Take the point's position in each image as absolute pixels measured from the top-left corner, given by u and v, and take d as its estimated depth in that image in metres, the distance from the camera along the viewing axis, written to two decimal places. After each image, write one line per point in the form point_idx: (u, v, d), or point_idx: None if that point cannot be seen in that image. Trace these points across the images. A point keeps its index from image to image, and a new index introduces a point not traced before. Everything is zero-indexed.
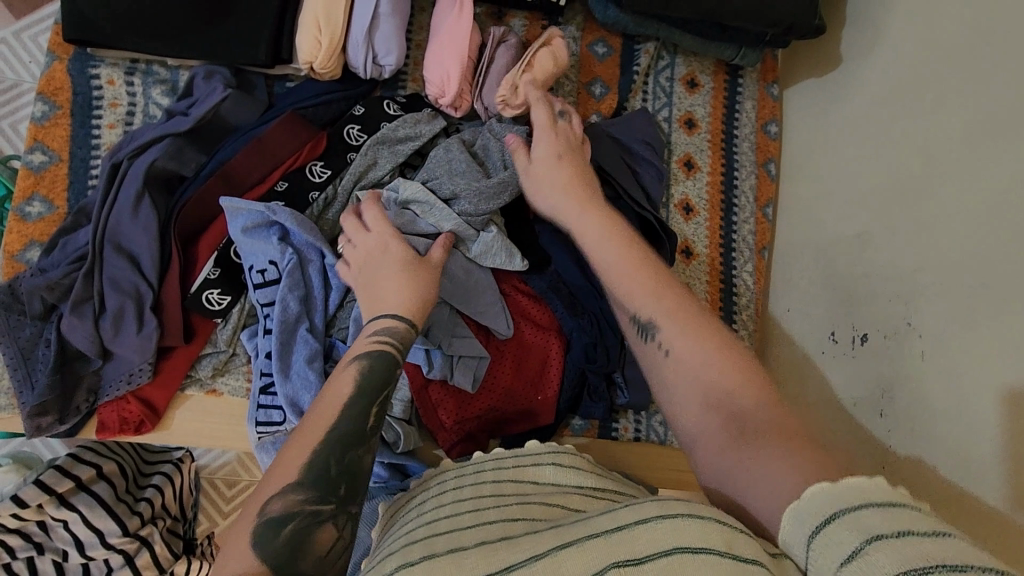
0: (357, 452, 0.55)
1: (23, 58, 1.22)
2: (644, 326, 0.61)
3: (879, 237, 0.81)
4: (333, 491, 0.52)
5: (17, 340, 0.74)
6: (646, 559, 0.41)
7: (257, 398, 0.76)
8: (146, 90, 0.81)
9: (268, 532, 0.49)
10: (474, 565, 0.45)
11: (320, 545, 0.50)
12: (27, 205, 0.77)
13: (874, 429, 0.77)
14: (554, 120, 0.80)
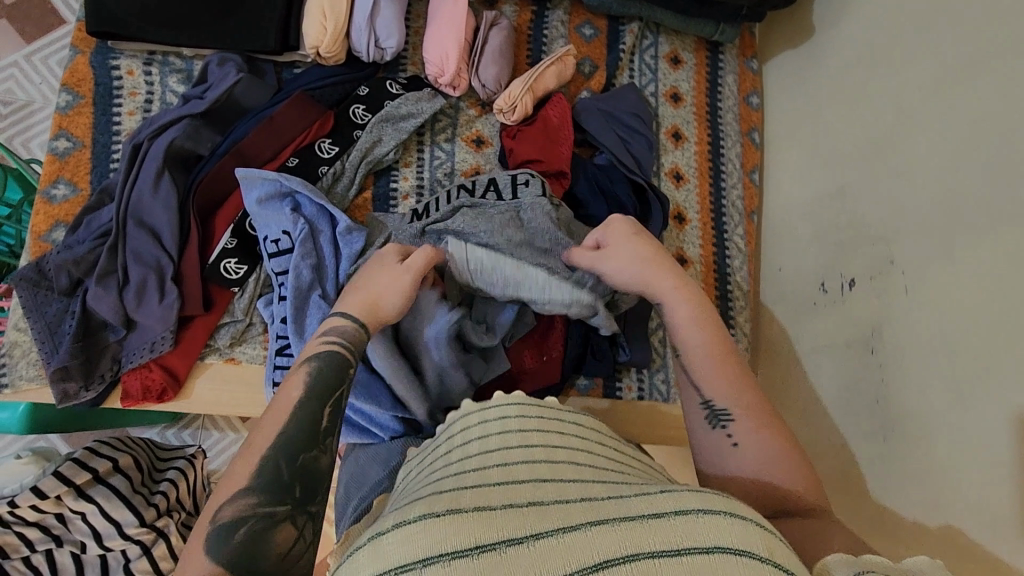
0: (312, 452, 0.53)
1: (34, 82, 1.33)
2: (718, 413, 0.60)
3: (860, 185, 0.85)
4: (296, 488, 0.50)
5: (44, 315, 0.78)
6: (686, 552, 0.33)
7: (273, 360, 0.80)
8: (163, 79, 0.86)
9: (221, 536, 0.46)
10: (500, 526, 0.36)
11: (280, 546, 0.47)
12: (53, 188, 0.81)
13: (866, 366, 0.79)
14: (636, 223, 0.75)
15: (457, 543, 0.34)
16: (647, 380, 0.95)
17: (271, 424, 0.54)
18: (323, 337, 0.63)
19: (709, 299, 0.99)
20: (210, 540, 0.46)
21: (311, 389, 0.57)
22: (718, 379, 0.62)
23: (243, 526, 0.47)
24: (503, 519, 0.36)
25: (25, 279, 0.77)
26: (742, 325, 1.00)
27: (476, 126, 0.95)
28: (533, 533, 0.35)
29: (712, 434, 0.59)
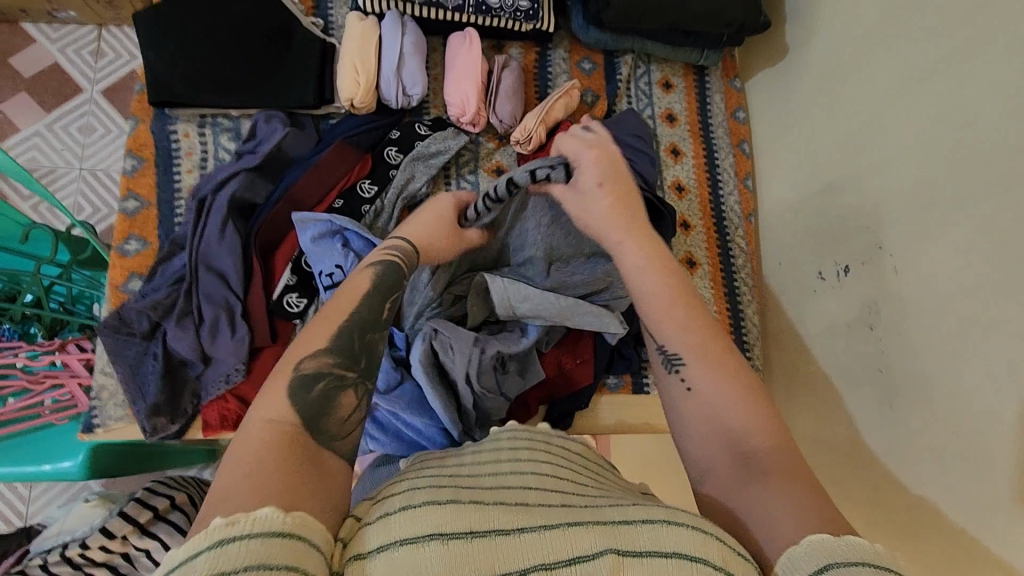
0: (375, 333, 0.63)
1: (56, 145, 1.56)
2: (671, 357, 0.65)
3: (845, 182, 0.96)
4: (362, 359, 0.60)
5: (126, 358, 0.85)
6: (646, 553, 0.43)
7: None
8: (215, 138, 0.95)
9: (304, 385, 0.54)
10: (497, 518, 0.45)
11: (344, 408, 0.56)
12: (126, 244, 0.90)
13: (867, 341, 0.89)
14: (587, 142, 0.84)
15: (455, 526, 0.43)
16: None
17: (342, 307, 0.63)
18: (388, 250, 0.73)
19: (719, 296, 1.09)
20: (294, 385, 0.54)
21: (376, 287, 0.67)
22: (669, 325, 0.67)
23: (319, 383, 0.55)
24: (495, 513, 0.46)
25: (108, 327, 0.85)
26: (751, 317, 1.09)
27: (495, 157, 1.06)
28: (518, 526, 0.44)
29: (668, 380, 0.64)
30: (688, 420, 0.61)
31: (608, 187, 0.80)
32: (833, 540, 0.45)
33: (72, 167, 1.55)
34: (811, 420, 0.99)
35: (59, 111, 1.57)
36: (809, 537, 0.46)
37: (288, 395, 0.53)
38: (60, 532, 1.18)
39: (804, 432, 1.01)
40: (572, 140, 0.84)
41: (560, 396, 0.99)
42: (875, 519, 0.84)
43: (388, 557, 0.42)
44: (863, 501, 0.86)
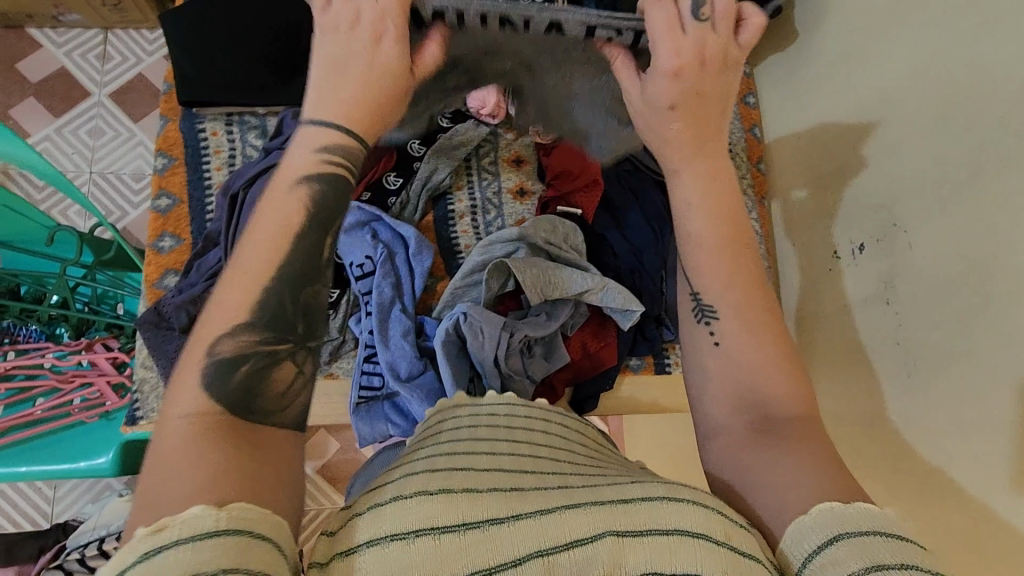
0: (313, 287, 0.54)
1: (66, 150, 1.58)
2: (704, 308, 0.61)
3: (859, 162, 0.98)
4: (298, 324, 0.53)
5: (166, 352, 0.88)
6: (647, 532, 0.42)
7: (360, 365, 0.93)
8: (243, 136, 0.98)
9: (223, 374, 0.48)
10: (491, 508, 0.44)
11: (280, 382, 0.51)
12: (160, 241, 0.93)
13: (884, 316, 0.92)
14: (677, 22, 0.59)
15: (448, 518, 0.42)
16: None
17: (266, 250, 0.52)
18: (321, 153, 0.56)
19: None
20: (207, 375, 0.48)
21: (312, 221, 0.54)
22: (713, 278, 0.62)
23: (243, 366, 0.49)
24: (489, 500, 0.45)
25: (147, 322, 0.88)
26: None
27: (514, 147, 1.08)
28: (513, 514, 0.44)
29: (696, 330, 0.62)
30: (712, 370, 0.60)
31: (683, 111, 0.61)
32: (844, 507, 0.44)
33: (84, 171, 1.56)
34: (830, 395, 1.02)
35: (68, 115, 1.59)
36: (817, 506, 0.45)
37: (201, 388, 0.47)
38: (97, 526, 1.21)
39: (824, 407, 1.04)
40: (663, 15, 0.59)
41: (587, 377, 1.01)
42: (894, 487, 0.87)
43: (379, 552, 0.41)
44: (881, 470, 0.89)
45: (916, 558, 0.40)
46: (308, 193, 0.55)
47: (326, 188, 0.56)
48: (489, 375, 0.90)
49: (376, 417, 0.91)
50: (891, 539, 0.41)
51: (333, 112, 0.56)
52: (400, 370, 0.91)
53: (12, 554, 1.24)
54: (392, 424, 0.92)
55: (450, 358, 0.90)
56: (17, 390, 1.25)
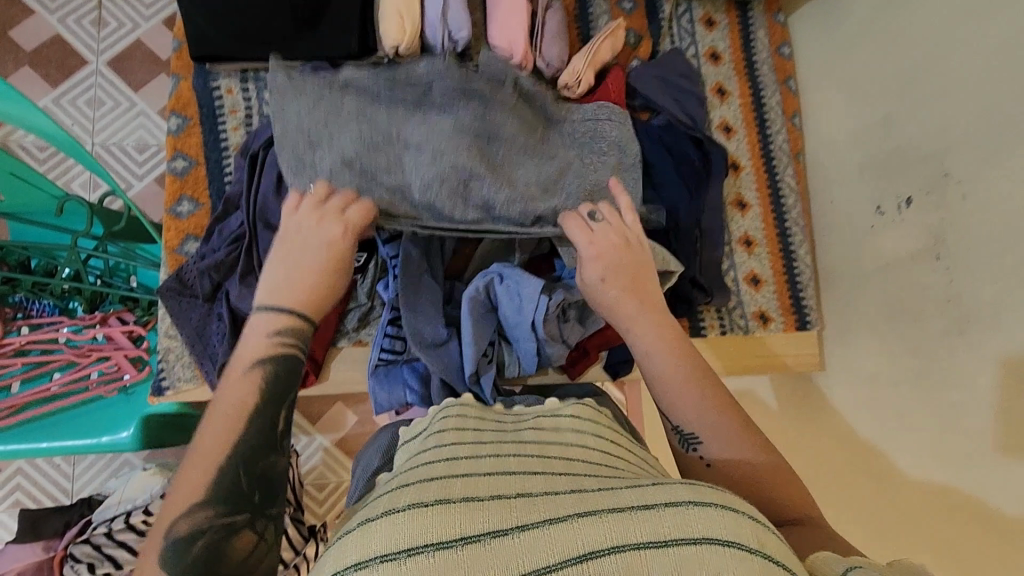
0: (269, 457, 0.61)
1: (65, 121, 1.52)
2: (687, 437, 0.70)
3: (905, 113, 0.93)
4: (254, 494, 0.59)
5: (190, 321, 0.85)
6: (670, 542, 0.40)
7: (384, 328, 0.89)
8: (259, 95, 0.94)
9: (180, 551, 0.55)
10: (494, 518, 0.43)
11: (239, 552, 0.56)
12: (178, 205, 0.89)
13: (932, 273, 0.88)
14: (589, 230, 0.82)
15: (445, 532, 0.41)
16: (727, 317, 1.06)
17: (226, 429, 0.61)
18: (274, 337, 0.69)
19: (771, 237, 1.09)
20: (169, 555, 0.55)
21: (263, 397, 0.64)
22: (688, 408, 0.70)
23: (201, 538, 0.55)
24: (491, 513, 0.44)
25: (170, 289, 0.85)
26: (803, 259, 1.09)
27: None
28: (520, 522, 0.42)
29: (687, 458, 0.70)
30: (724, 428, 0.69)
31: (612, 282, 0.79)
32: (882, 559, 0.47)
33: (86, 143, 1.51)
34: (871, 355, 1.00)
35: (65, 84, 1.53)
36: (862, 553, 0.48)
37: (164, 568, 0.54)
38: (123, 500, 1.21)
39: (863, 369, 1.02)
40: (580, 227, 0.83)
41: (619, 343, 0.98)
42: (944, 448, 0.85)
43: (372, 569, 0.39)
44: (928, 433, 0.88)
45: None
46: (262, 375, 0.65)
47: (274, 368, 0.67)
48: (524, 341, 0.88)
49: (393, 381, 0.90)
50: None
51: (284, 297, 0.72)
52: (424, 336, 0.86)
53: (38, 529, 1.23)
54: (409, 390, 0.90)
55: (475, 321, 0.87)
56: (34, 364, 1.23)
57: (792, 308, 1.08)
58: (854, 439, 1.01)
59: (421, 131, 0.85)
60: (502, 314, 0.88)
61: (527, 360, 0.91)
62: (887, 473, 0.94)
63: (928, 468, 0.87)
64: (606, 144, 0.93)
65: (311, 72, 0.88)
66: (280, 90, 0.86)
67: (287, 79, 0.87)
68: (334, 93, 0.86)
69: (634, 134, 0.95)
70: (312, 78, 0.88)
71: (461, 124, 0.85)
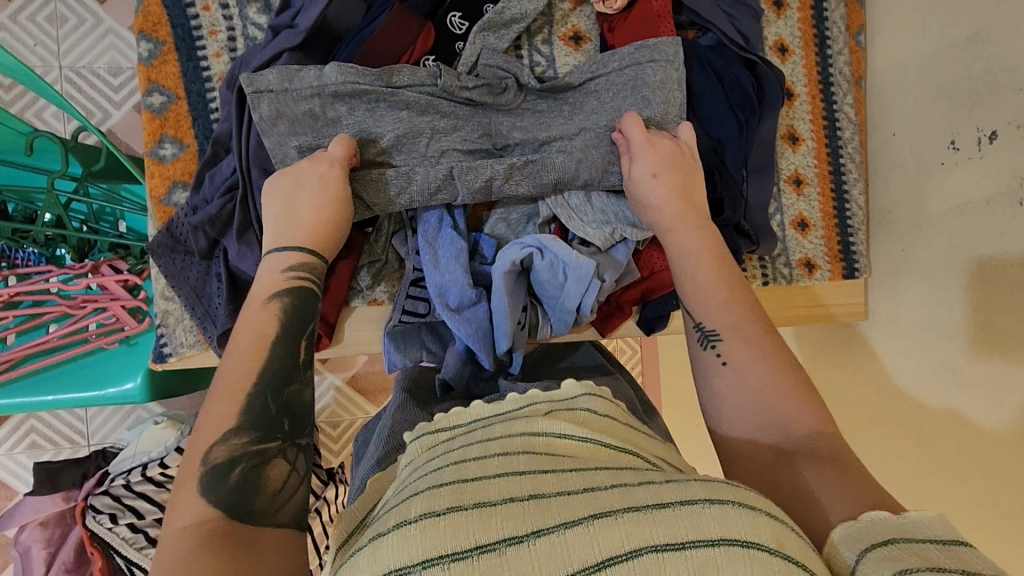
0: (294, 386, 0.60)
1: (26, 40, 1.34)
2: (707, 334, 0.67)
3: (1001, 30, 0.79)
4: (283, 423, 0.58)
5: (188, 281, 0.78)
6: (688, 545, 0.40)
7: (406, 288, 0.83)
8: (242, 11, 0.79)
9: (217, 476, 0.52)
10: (509, 526, 0.41)
11: (273, 480, 0.54)
12: (160, 148, 0.78)
13: (1011, 218, 0.78)
14: (650, 136, 0.76)
15: (458, 544, 0.40)
16: (770, 266, 0.97)
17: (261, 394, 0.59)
18: (287, 271, 0.67)
19: (823, 175, 0.99)
20: (203, 482, 0.51)
21: (287, 326, 0.64)
22: (713, 309, 0.68)
23: (237, 465, 0.53)
24: (502, 518, 0.42)
25: (161, 246, 0.76)
26: (857, 200, 0.99)
27: (571, 20, 0.89)
28: (534, 531, 0.41)
29: (703, 355, 0.66)
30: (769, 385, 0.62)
31: (664, 178, 0.74)
32: (896, 519, 0.46)
33: (52, 68, 1.35)
34: (925, 305, 0.93)
35: None
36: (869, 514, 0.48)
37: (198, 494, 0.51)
38: (137, 452, 1.19)
39: (914, 318, 0.96)
40: (637, 125, 0.77)
41: (656, 298, 0.90)
42: (999, 410, 0.80)
43: None
44: (982, 391, 0.82)
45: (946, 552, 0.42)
46: (282, 306, 0.64)
47: (296, 298, 0.66)
48: (558, 310, 0.81)
49: (409, 341, 0.84)
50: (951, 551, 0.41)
51: (298, 235, 0.70)
52: (449, 294, 0.79)
53: (55, 481, 1.21)
54: (426, 351, 0.84)
55: (509, 291, 0.78)
56: (26, 317, 1.17)
57: (841, 255, 1.00)
58: (898, 392, 0.96)
59: (429, 155, 0.78)
60: (539, 283, 0.81)
61: (559, 327, 0.83)
62: (935, 428, 0.90)
63: (981, 427, 0.82)
64: (649, 93, 0.80)
65: (294, 70, 0.73)
66: (268, 120, 0.73)
67: (272, 103, 0.73)
68: (325, 118, 0.75)
69: (682, 76, 0.82)
70: (298, 80, 0.73)
71: (468, 146, 0.79)
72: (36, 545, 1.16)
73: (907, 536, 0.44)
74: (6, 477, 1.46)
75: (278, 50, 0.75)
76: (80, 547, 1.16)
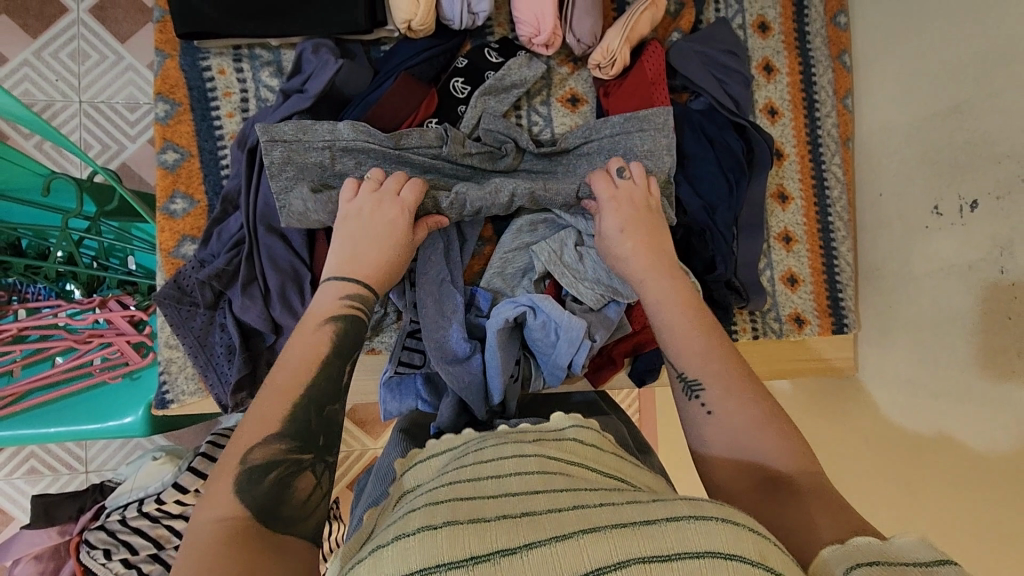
0: (335, 406, 0.60)
1: (48, 76, 1.40)
2: (691, 385, 0.65)
3: (981, 105, 0.82)
4: (320, 438, 0.58)
5: (192, 330, 0.80)
6: (675, 557, 0.40)
7: (402, 340, 0.84)
8: (256, 74, 0.84)
9: (255, 477, 0.53)
10: (499, 539, 0.43)
11: (303, 490, 0.55)
12: (172, 203, 0.81)
13: (992, 284, 0.80)
14: (615, 187, 0.80)
15: (455, 554, 0.42)
16: (760, 320, 1.00)
17: None
18: (343, 298, 0.67)
19: (812, 232, 1.02)
20: (240, 479, 0.53)
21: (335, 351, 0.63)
22: (692, 358, 0.67)
23: (275, 469, 0.54)
24: (496, 531, 0.44)
25: (167, 297, 0.79)
26: (845, 257, 1.02)
27: (569, 84, 0.93)
28: (524, 543, 0.42)
29: (689, 406, 0.65)
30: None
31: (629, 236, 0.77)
32: (882, 543, 0.45)
33: (72, 103, 1.40)
34: (910, 363, 0.95)
35: (45, 35, 1.40)
36: (858, 539, 0.46)
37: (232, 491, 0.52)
38: (134, 487, 1.21)
39: (899, 373, 0.97)
40: (604, 183, 0.80)
41: (646, 350, 0.92)
42: (979, 471, 0.81)
43: None
44: (965, 450, 0.83)
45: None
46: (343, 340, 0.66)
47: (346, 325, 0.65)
48: (551, 366, 0.84)
49: (406, 392, 0.86)
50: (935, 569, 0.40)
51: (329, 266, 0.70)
52: (445, 348, 0.81)
53: (52, 514, 1.23)
54: (421, 402, 0.86)
55: (502, 347, 0.80)
56: (33, 350, 1.20)
57: (830, 310, 1.02)
58: (883, 449, 0.97)
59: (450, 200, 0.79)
60: (533, 340, 0.83)
61: (551, 379, 0.86)
62: (918, 484, 0.90)
63: (964, 486, 0.83)
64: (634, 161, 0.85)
65: (308, 125, 0.78)
66: (276, 166, 0.76)
67: (285, 151, 0.76)
68: (332, 170, 0.78)
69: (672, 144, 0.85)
70: (312, 133, 0.77)
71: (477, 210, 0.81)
72: None
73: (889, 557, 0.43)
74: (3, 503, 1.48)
75: (289, 112, 0.79)
76: None
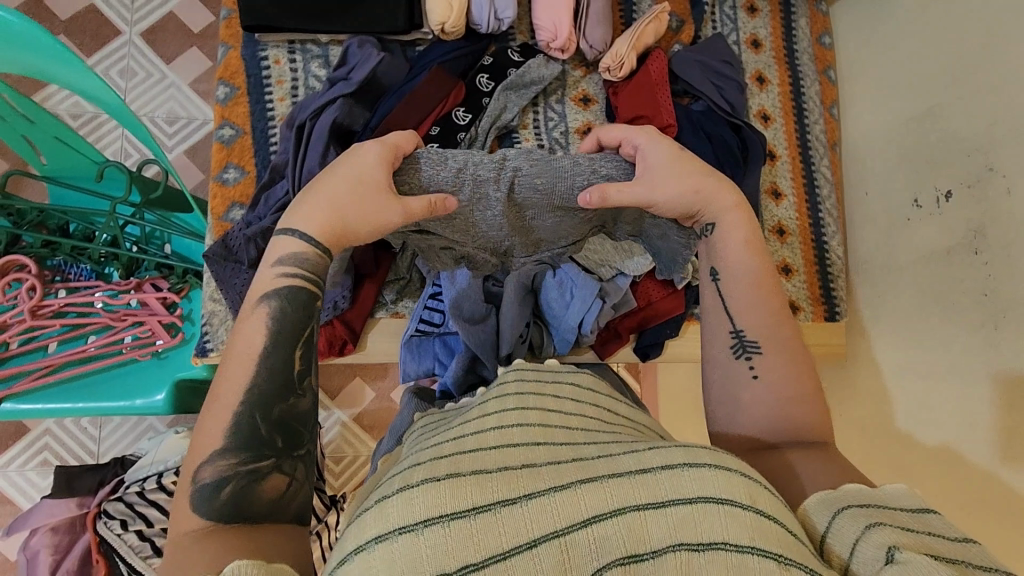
0: (288, 402, 0.59)
1: None
2: (745, 345, 0.70)
3: (950, 105, 0.92)
4: (276, 439, 0.57)
5: (234, 287, 0.87)
6: (668, 503, 0.43)
7: (425, 300, 0.92)
8: (306, 66, 0.95)
9: (207, 496, 0.53)
10: (500, 489, 0.44)
11: (271, 494, 0.54)
12: (225, 172, 0.91)
13: (968, 265, 0.88)
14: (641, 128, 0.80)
15: (457, 505, 0.43)
16: None
17: None
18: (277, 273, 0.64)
19: (804, 225, 1.10)
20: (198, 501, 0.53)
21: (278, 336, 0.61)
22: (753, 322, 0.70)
23: (227, 485, 0.53)
24: (497, 482, 0.45)
25: (215, 255, 0.86)
26: (835, 250, 1.10)
27: (582, 85, 1.04)
28: (524, 493, 0.44)
29: (736, 364, 0.69)
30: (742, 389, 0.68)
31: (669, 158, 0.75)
32: (874, 491, 0.52)
33: None
34: (898, 348, 1.01)
35: (103, 50, 1.54)
36: (849, 486, 0.53)
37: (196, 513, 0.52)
38: (154, 461, 1.25)
39: (888, 359, 1.03)
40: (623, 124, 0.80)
41: (650, 325, 0.99)
42: (968, 442, 0.85)
43: (388, 548, 0.42)
44: (954, 424, 0.88)
45: (921, 523, 0.47)
46: None
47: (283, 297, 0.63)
48: (563, 329, 0.93)
49: (425, 353, 0.92)
50: (919, 514, 0.48)
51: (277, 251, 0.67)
52: (463, 307, 0.87)
53: (73, 486, 1.26)
54: (438, 364, 0.92)
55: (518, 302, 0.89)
56: (71, 326, 1.26)
57: (822, 299, 1.09)
58: (875, 433, 1.01)
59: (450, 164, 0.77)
60: (548, 301, 0.92)
61: (561, 345, 0.94)
62: (910, 462, 0.94)
63: (954, 458, 0.87)
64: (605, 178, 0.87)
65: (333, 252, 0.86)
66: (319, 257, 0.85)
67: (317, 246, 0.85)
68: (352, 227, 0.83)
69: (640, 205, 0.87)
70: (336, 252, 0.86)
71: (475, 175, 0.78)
72: (44, 551, 1.19)
73: (871, 499, 0.51)
74: (14, 493, 1.50)
75: (334, 95, 0.89)
76: (86, 556, 1.19)
